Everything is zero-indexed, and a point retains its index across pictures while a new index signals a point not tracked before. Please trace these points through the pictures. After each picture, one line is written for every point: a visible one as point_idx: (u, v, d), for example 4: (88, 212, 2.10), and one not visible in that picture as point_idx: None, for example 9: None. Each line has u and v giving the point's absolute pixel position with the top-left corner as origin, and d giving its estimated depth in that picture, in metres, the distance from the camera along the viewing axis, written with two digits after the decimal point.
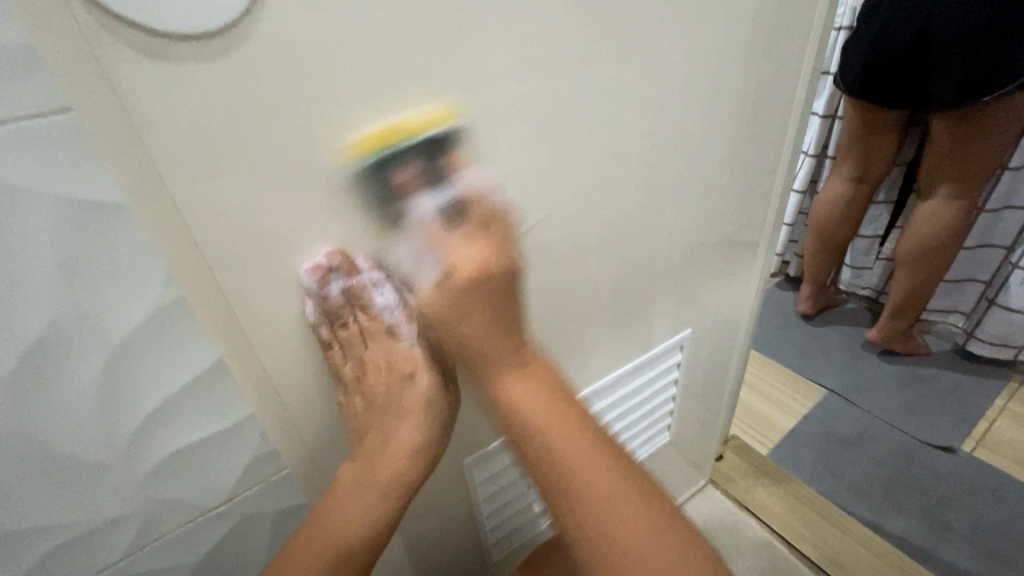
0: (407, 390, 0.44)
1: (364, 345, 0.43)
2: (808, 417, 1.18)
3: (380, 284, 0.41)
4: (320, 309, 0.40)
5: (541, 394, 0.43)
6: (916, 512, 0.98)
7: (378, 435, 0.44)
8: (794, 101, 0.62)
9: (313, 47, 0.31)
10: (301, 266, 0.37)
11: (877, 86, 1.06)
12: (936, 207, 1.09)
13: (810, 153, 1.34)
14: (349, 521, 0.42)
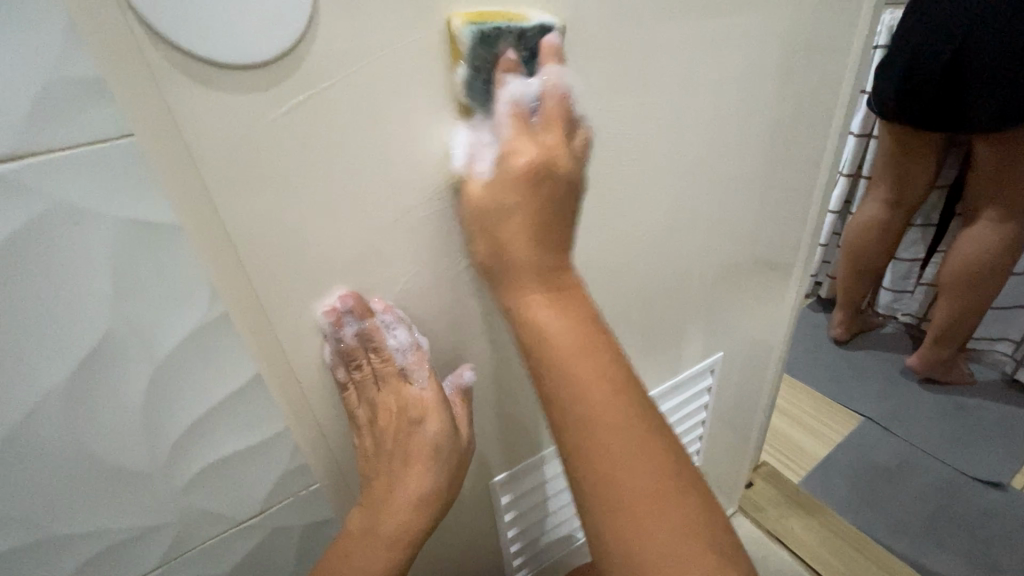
0: (418, 432, 0.44)
1: (376, 387, 0.43)
2: (843, 445, 1.20)
3: (393, 328, 0.42)
4: (336, 352, 0.41)
5: (573, 330, 0.36)
6: (961, 551, 0.98)
7: (388, 480, 0.45)
8: (831, 123, 0.62)
9: (342, 89, 0.32)
10: (318, 310, 0.39)
11: (913, 108, 1.11)
12: (981, 232, 1.13)
13: (845, 173, 1.40)
14: (360, 561, 0.43)
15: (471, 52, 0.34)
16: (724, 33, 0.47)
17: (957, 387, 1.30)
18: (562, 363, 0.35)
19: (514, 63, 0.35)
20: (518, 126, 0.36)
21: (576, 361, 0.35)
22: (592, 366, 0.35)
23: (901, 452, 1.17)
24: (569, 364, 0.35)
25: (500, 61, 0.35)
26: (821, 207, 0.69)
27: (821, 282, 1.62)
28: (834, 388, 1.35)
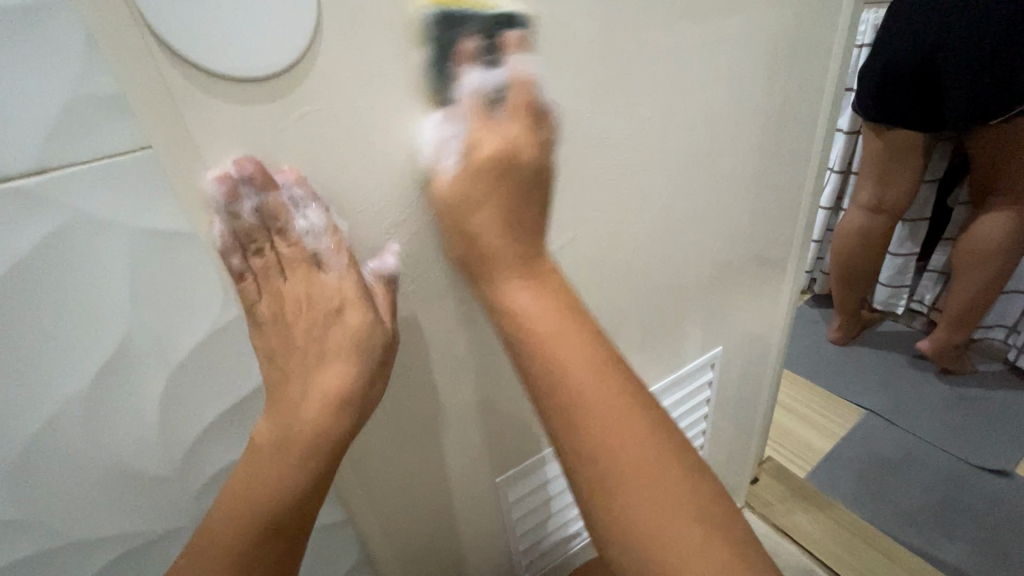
0: (332, 325, 0.37)
1: (282, 276, 0.36)
2: (847, 439, 1.21)
3: (302, 203, 0.34)
4: (230, 231, 0.34)
5: (554, 317, 0.37)
6: (969, 539, 0.98)
7: (300, 381, 0.37)
8: (818, 120, 0.64)
9: (341, 65, 0.32)
10: (206, 176, 0.31)
11: (893, 107, 1.13)
12: (994, 219, 1.14)
13: (836, 169, 1.43)
14: (266, 480, 0.35)
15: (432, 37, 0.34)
16: (707, 35, 0.48)
17: (958, 377, 1.31)
18: (549, 347, 0.36)
19: (472, 52, 0.36)
20: (478, 120, 0.37)
21: (559, 340, 0.36)
22: (578, 353, 0.36)
23: (905, 444, 1.18)
24: (554, 344, 0.36)
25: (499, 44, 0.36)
26: (814, 201, 0.71)
27: (816, 279, 1.63)
28: (836, 382, 1.35)
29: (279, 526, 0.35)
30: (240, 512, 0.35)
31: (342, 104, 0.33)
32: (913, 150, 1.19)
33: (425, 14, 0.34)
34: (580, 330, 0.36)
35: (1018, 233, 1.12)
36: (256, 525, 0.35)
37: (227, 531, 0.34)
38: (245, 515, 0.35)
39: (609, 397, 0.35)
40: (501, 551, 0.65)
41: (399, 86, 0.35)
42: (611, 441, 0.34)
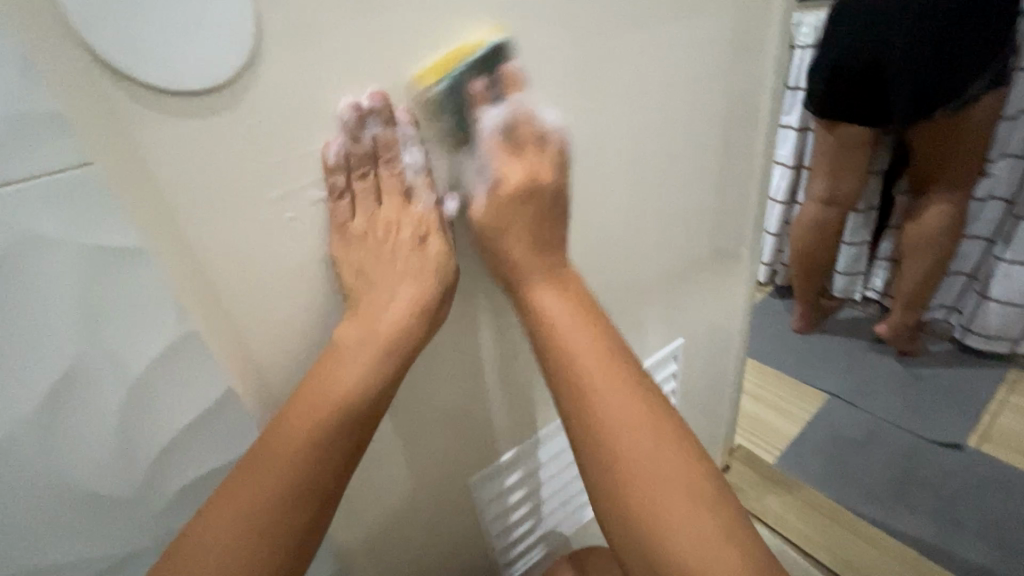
0: (415, 254, 0.42)
1: (375, 201, 0.41)
2: (812, 423, 1.25)
3: (412, 141, 0.40)
4: (343, 153, 0.38)
5: (567, 309, 0.46)
6: (927, 511, 1.03)
7: (382, 293, 0.41)
8: (760, 118, 0.68)
9: (290, 78, 0.34)
10: (341, 101, 0.36)
11: (842, 101, 1.19)
12: (937, 207, 1.20)
13: (788, 165, 1.49)
14: (343, 383, 0.39)
15: (445, 99, 0.39)
16: (646, 42, 0.51)
17: (912, 358, 1.38)
18: (561, 334, 0.45)
19: (485, 92, 0.41)
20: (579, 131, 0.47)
21: (567, 328, 0.45)
22: (590, 339, 0.44)
23: (866, 424, 1.23)
24: (564, 335, 0.45)
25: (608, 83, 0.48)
26: (762, 196, 0.74)
27: (777, 271, 1.69)
28: (799, 369, 1.40)
29: (356, 421, 0.40)
30: (314, 415, 0.39)
31: (287, 114, 0.34)
32: (860, 144, 1.24)
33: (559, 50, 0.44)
34: (585, 317, 0.46)
35: (956, 218, 1.20)
36: (325, 427, 0.39)
37: (301, 431, 0.38)
38: (319, 418, 0.39)
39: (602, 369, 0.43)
40: (478, 551, 0.67)
41: (343, 95, 0.36)
42: (610, 398, 0.42)
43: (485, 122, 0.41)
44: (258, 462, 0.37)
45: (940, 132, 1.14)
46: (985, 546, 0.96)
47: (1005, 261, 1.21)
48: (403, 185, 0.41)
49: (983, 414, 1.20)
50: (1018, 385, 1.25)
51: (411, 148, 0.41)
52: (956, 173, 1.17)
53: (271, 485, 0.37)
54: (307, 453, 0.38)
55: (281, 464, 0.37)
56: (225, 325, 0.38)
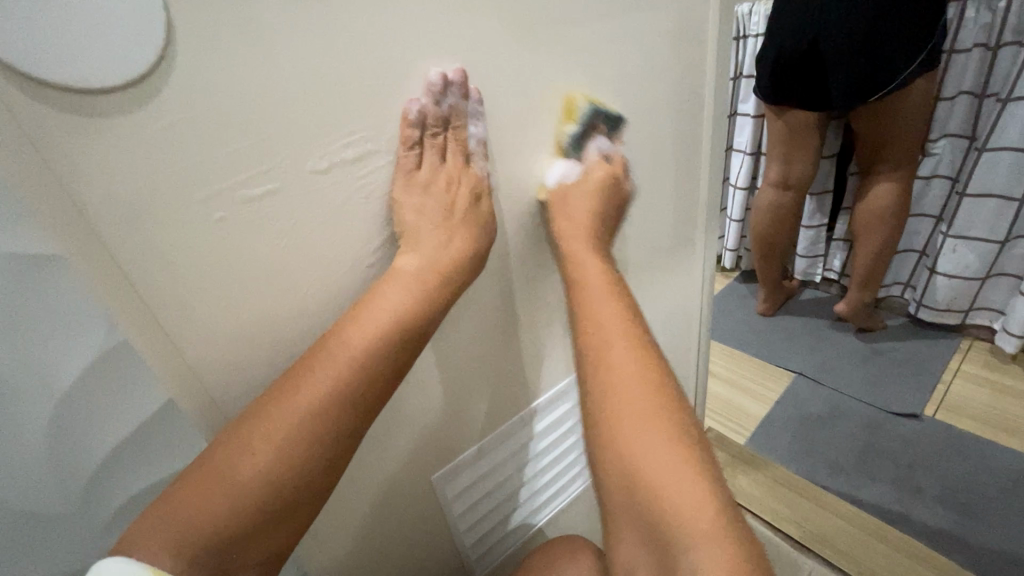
0: (469, 209, 0.47)
1: (441, 158, 0.46)
2: (780, 402, 1.29)
3: (481, 111, 0.47)
4: (422, 113, 0.43)
5: (596, 289, 0.52)
6: (888, 479, 1.07)
7: (445, 231, 0.46)
8: (708, 103, 0.69)
9: (211, 72, 0.33)
10: (430, 68, 0.42)
11: (789, 88, 1.23)
12: (885, 187, 1.25)
13: (747, 152, 1.53)
14: (327, 377, 0.40)
15: (581, 116, 0.54)
16: (585, 31, 0.51)
17: (871, 334, 1.43)
18: (592, 303, 0.51)
19: (602, 132, 0.58)
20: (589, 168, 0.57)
21: (595, 295, 0.51)
22: (611, 306, 0.50)
23: (830, 400, 1.27)
24: (592, 303, 0.51)
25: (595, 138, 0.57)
26: (714, 180, 0.76)
27: (742, 256, 1.73)
28: (766, 351, 1.44)
29: (411, 342, 0.43)
30: (295, 401, 0.39)
31: (206, 110, 0.34)
32: (811, 129, 1.28)
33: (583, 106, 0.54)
34: (611, 288, 0.51)
35: (904, 197, 1.24)
36: (301, 419, 0.39)
37: (279, 417, 0.38)
38: (299, 405, 0.39)
39: (625, 332, 0.47)
40: (449, 548, 0.66)
41: (265, 90, 0.35)
42: (622, 367, 0.45)
43: (592, 147, 0.58)
44: (235, 440, 0.38)
45: (876, 114, 1.18)
46: (943, 509, 1.00)
47: (950, 236, 1.26)
48: (335, 181, 0.41)
49: (938, 383, 1.25)
50: (970, 354, 1.31)
51: (341, 142, 0.40)
52: (897, 152, 1.21)
53: (236, 468, 0.37)
54: (276, 443, 0.38)
55: (251, 449, 0.38)
56: (161, 331, 0.36)
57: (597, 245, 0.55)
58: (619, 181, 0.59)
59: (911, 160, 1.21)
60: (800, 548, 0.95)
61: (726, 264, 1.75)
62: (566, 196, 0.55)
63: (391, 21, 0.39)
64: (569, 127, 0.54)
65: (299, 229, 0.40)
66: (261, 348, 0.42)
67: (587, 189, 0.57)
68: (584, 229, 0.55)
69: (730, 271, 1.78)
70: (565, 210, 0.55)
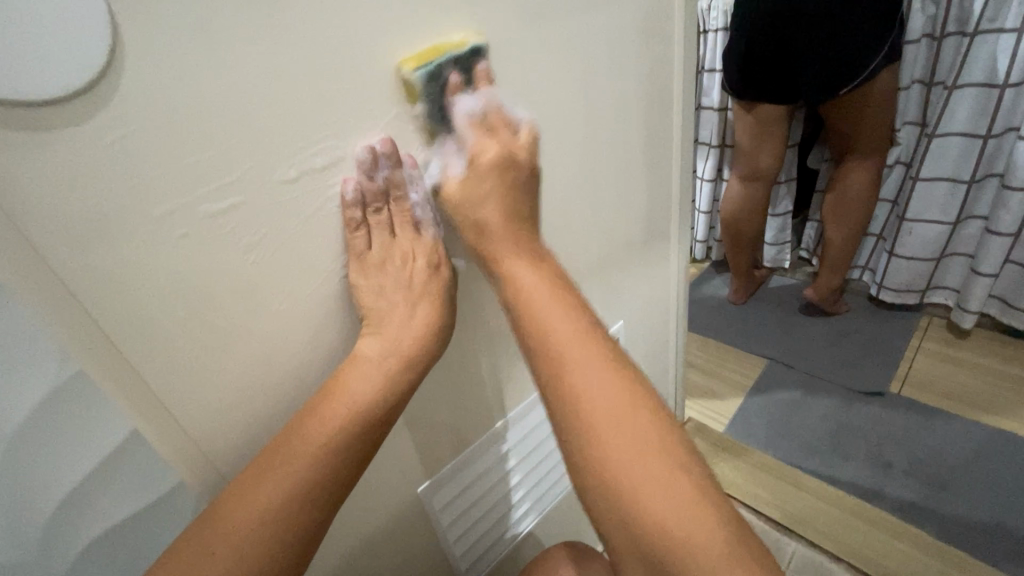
0: (429, 280, 0.46)
1: (391, 233, 0.45)
2: (755, 388, 1.32)
3: (419, 176, 0.46)
4: (359, 189, 0.42)
5: (542, 285, 0.44)
6: (861, 457, 1.10)
7: (398, 317, 0.44)
8: (676, 95, 0.69)
9: (174, 82, 0.31)
10: (360, 143, 0.41)
11: (753, 83, 1.26)
12: (852, 180, 1.30)
13: (712, 144, 1.55)
14: (292, 473, 0.39)
15: (423, 89, 0.42)
16: (550, 28, 0.50)
17: (837, 317, 1.48)
18: (536, 304, 0.43)
19: (460, 85, 0.44)
20: (476, 131, 0.46)
21: (550, 315, 0.42)
22: (563, 317, 0.42)
23: (802, 383, 1.31)
24: (548, 323, 0.42)
25: (449, 87, 0.43)
26: (684, 172, 0.76)
27: (712, 247, 1.76)
28: (739, 338, 1.48)
29: (371, 426, 0.42)
30: (270, 486, 0.38)
31: (166, 121, 0.32)
32: (775, 121, 1.31)
33: (416, 71, 0.41)
34: (572, 307, 0.43)
35: (867, 188, 1.29)
36: (266, 519, 0.37)
37: (242, 517, 0.37)
38: (265, 502, 0.37)
39: (587, 350, 0.40)
40: (439, 558, 0.65)
41: (232, 98, 0.33)
42: (602, 400, 0.39)
43: (458, 111, 0.45)
44: (192, 542, 0.35)
45: (837, 105, 1.23)
46: (913, 483, 1.04)
47: (906, 220, 1.31)
48: (304, 193, 0.39)
49: (902, 362, 1.30)
50: (929, 332, 1.36)
51: (306, 151, 0.38)
52: (867, 142, 1.25)
53: (194, 573, 0.34)
54: (238, 546, 0.36)
55: (212, 550, 0.35)
56: (129, 375, 0.35)
57: (521, 243, 0.46)
58: (516, 152, 0.47)
59: (877, 149, 1.26)
60: (783, 531, 0.99)
61: (696, 255, 1.78)
62: (460, 194, 0.46)
63: (358, 25, 0.37)
64: (421, 105, 0.43)
65: (270, 250, 0.39)
66: (226, 408, 0.41)
67: (479, 179, 0.45)
68: (501, 222, 0.46)
69: (701, 262, 1.81)
70: (467, 207, 0.46)
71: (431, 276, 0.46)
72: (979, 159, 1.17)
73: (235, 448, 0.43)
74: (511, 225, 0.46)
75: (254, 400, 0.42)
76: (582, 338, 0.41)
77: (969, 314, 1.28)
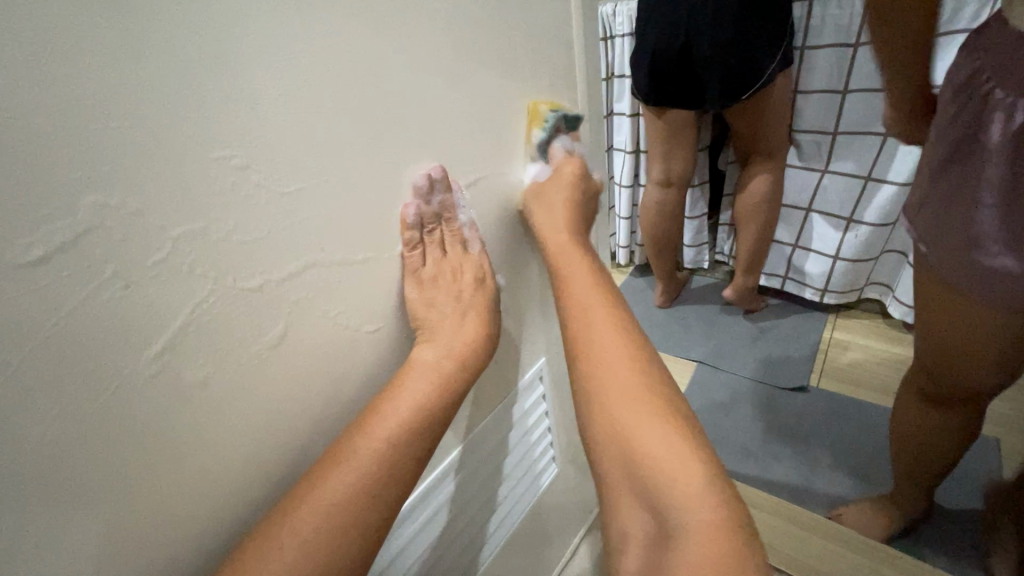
0: (477, 293, 0.50)
1: (443, 253, 0.49)
2: (687, 394, 1.31)
3: (464, 199, 0.49)
4: (418, 211, 0.45)
5: (585, 278, 0.52)
6: (791, 457, 1.13)
7: (453, 320, 0.48)
8: (582, 100, 0.61)
9: None
10: (416, 172, 0.43)
11: (662, 89, 1.26)
12: (761, 181, 1.32)
13: (627, 150, 1.55)
14: (363, 470, 0.41)
15: (546, 122, 0.53)
16: (426, 38, 0.41)
17: (756, 315, 1.51)
18: (574, 296, 0.51)
19: (560, 133, 0.56)
20: (565, 164, 0.56)
21: (592, 310, 0.50)
22: (599, 311, 0.50)
23: (730, 384, 1.32)
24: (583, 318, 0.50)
25: (555, 130, 0.55)
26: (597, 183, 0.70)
27: (634, 251, 1.76)
28: (668, 343, 1.47)
29: (430, 426, 0.44)
30: (344, 483, 0.40)
31: None
32: (683, 126, 1.32)
33: (547, 111, 0.53)
34: (607, 303, 0.50)
35: (775, 187, 1.33)
36: (338, 505, 0.39)
37: (312, 505, 0.39)
38: (338, 495, 0.40)
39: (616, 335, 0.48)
40: None
41: None
42: (620, 389, 0.44)
43: (557, 148, 0.56)
44: (261, 538, 0.38)
45: (745, 110, 1.23)
46: (841, 477, 1.07)
47: (811, 212, 1.38)
48: (54, 282, 0.26)
49: (817, 353, 1.35)
50: (839, 323, 1.43)
51: (39, 227, 0.25)
52: (770, 145, 1.28)
53: (271, 554, 0.37)
54: (312, 522, 0.38)
55: (285, 533, 0.38)
56: (69, 485, 0.30)
57: (581, 250, 0.54)
58: (586, 185, 0.58)
59: (778, 152, 1.29)
60: None
61: (620, 261, 1.77)
62: (543, 192, 0.56)
63: (115, 38, 0.26)
64: (536, 133, 0.54)
65: (20, 376, 0.26)
66: (183, 477, 0.35)
67: (563, 194, 0.55)
68: (568, 222, 0.54)
69: (625, 267, 1.80)
70: (549, 211, 0.55)
71: (476, 289, 0.51)
72: (876, 157, 1.22)
73: (213, 539, 0.39)
74: (576, 242, 0.54)
75: (252, 476, 0.40)
76: (608, 325, 0.49)
77: (896, 301, 1.33)
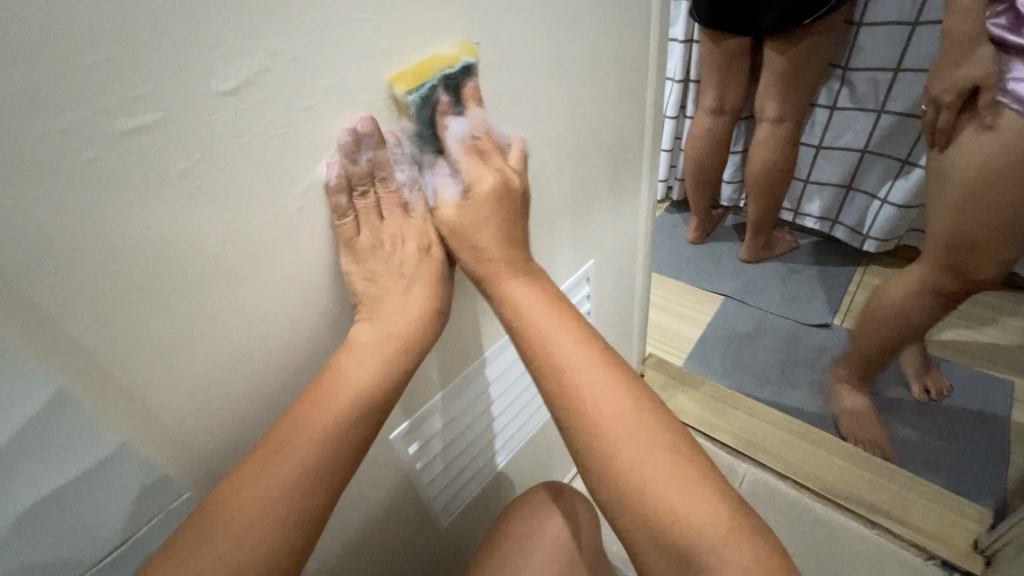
0: (422, 264, 0.44)
1: (378, 217, 0.43)
2: (711, 324, 1.37)
3: (402, 158, 0.42)
4: (342, 173, 0.39)
5: (540, 293, 0.45)
6: (806, 386, 1.19)
7: (390, 298, 0.43)
8: (652, 15, 0.62)
9: None
10: (336, 126, 0.38)
11: (718, 14, 1.22)
12: (770, 130, 1.32)
13: (676, 79, 1.51)
14: (294, 466, 0.37)
15: (414, 111, 0.41)
16: None
17: (788, 255, 1.53)
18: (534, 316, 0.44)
19: (450, 106, 0.42)
20: (468, 159, 0.44)
21: (545, 322, 0.43)
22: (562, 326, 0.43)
23: (755, 317, 1.36)
24: (539, 326, 0.43)
25: (437, 109, 0.42)
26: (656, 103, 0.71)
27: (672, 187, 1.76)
28: (698, 277, 1.51)
29: (360, 418, 0.40)
30: (271, 478, 0.37)
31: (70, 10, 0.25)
32: (736, 53, 1.29)
33: (407, 93, 0.40)
34: (569, 319, 0.44)
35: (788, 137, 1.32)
36: (264, 507, 0.36)
37: (250, 497, 0.36)
38: (271, 490, 0.36)
39: (585, 354, 0.42)
40: (411, 501, 0.62)
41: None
42: (602, 414, 0.40)
43: (450, 136, 0.43)
44: (189, 528, 0.35)
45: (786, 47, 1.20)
46: None
47: (868, 152, 1.35)
48: (242, 109, 0.32)
49: (845, 295, 1.38)
50: (873, 268, 1.44)
51: (234, 57, 0.31)
52: (786, 90, 1.26)
53: (196, 557, 0.34)
54: (239, 529, 0.35)
55: (209, 537, 0.35)
56: (90, 369, 0.32)
57: (518, 262, 0.45)
58: (512, 180, 0.45)
59: (790, 104, 1.28)
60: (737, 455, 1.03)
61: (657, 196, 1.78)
62: (459, 223, 0.44)
63: None
64: (407, 124, 0.41)
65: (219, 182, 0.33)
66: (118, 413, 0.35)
67: (476, 211, 0.44)
68: (490, 239, 0.44)
69: (661, 203, 1.81)
70: (465, 234, 0.44)
71: (422, 259, 0.44)
72: None
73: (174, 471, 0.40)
74: (509, 253, 0.45)
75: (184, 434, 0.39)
76: (571, 345, 0.42)
77: None
